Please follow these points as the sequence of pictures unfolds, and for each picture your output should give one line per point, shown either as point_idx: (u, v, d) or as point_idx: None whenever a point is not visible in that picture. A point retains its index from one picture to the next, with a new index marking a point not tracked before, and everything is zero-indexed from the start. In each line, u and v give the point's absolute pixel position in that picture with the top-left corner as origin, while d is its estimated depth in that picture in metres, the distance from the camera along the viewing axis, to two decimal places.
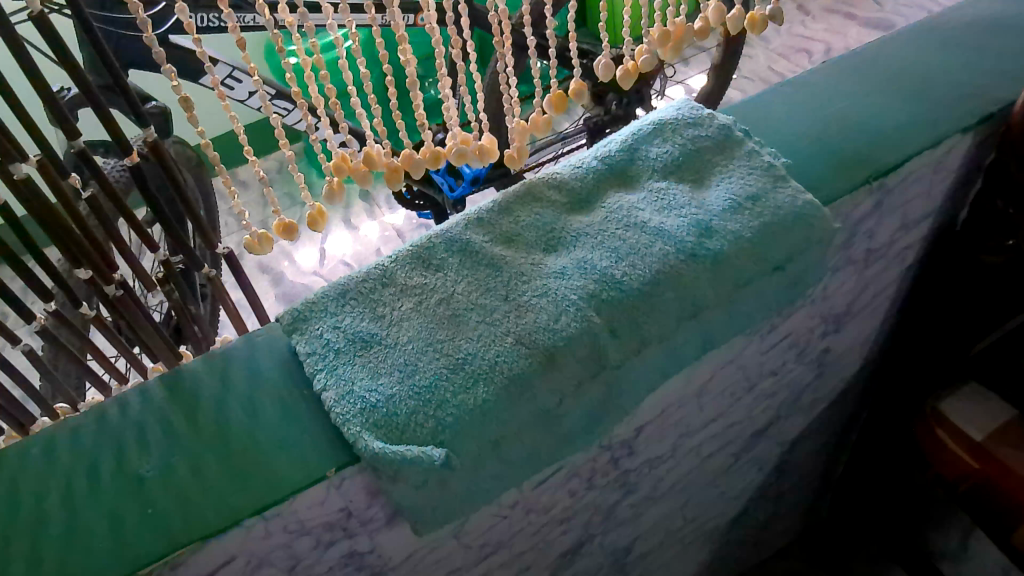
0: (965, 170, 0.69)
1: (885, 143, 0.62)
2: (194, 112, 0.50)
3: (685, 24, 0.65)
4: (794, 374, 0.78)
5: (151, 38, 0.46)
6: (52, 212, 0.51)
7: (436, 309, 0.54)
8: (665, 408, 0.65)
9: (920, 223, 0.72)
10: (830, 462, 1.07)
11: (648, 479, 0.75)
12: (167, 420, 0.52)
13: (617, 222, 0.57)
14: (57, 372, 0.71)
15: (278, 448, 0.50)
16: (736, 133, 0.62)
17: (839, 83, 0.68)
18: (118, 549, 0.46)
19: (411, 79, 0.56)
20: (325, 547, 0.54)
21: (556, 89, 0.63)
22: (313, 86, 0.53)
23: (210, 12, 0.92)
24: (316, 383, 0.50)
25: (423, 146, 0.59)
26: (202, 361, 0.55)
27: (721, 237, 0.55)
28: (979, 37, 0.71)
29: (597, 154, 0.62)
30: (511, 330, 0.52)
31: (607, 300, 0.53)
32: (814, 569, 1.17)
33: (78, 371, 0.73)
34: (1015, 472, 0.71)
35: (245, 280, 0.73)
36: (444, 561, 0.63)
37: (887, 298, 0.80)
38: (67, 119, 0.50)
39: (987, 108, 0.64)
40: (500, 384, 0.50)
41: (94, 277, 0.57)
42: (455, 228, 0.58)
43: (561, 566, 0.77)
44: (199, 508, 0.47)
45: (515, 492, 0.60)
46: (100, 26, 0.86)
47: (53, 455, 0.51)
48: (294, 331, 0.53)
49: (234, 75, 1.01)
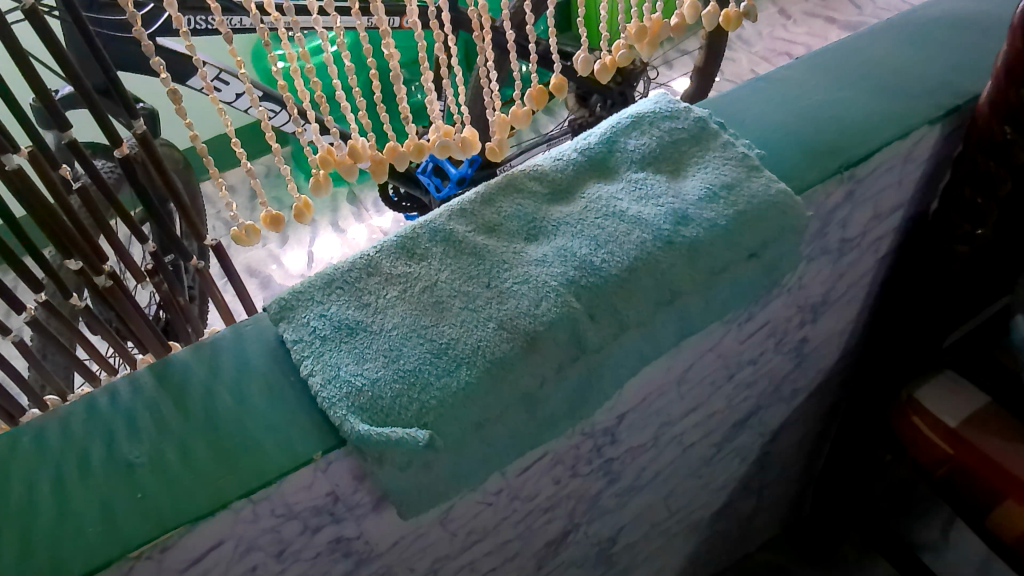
0: (935, 161, 0.72)
1: (856, 135, 0.64)
2: (182, 105, 0.50)
3: (662, 21, 0.67)
4: (773, 363, 0.80)
5: (140, 33, 0.47)
6: (46, 207, 0.52)
7: (420, 297, 0.55)
8: (646, 396, 0.67)
9: (891, 214, 0.74)
10: (812, 455, 1.09)
11: (632, 469, 0.76)
12: (156, 407, 0.53)
13: (596, 212, 0.59)
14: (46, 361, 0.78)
15: (265, 434, 0.51)
16: (711, 126, 0.64)
17: (811, 77, 0.70)
18: (108, 531, 0.47)
19: (395, 73, 0.55)
20: (312, 532, 0.55)
21: (534, 83, 0.65)
22: (298, 79, 0.53)
23: (198, 14, 0.93)
24: (302, 369, 0.51)
25: (407, 139, 0.61)
26: (190, 351, 0.56)
27: (697, 225, 0.57)
28: (945, 32, 0.73)
29: (577, 146, 0.64)
30: (493, 316, 0.53)
31: (586, 286, 0.54)
32: (797, 563, 1.18)
33: (66, 362, 0.77)
34: (985, 451, 0.74)
35: (234, 275, 0.74)
36: (431, 549, 0.64)
37: (863, 290, 0.82)
38: (60, 114, 0.51)
39: (953, 100, 0.66)
40: (482, 368, 0.51)
41: (84, 269, 0.58)
42: (439, 219, 0.59)
43: (546, 556, 0.78)
44: (187, 493, 0.48)
45: (500, 478, 0.62)
46: (95, 29, 0.88)
47: (44, 444, 0.52)
48: (281, 320, 0.54)
49: (222, 76, 1.02)
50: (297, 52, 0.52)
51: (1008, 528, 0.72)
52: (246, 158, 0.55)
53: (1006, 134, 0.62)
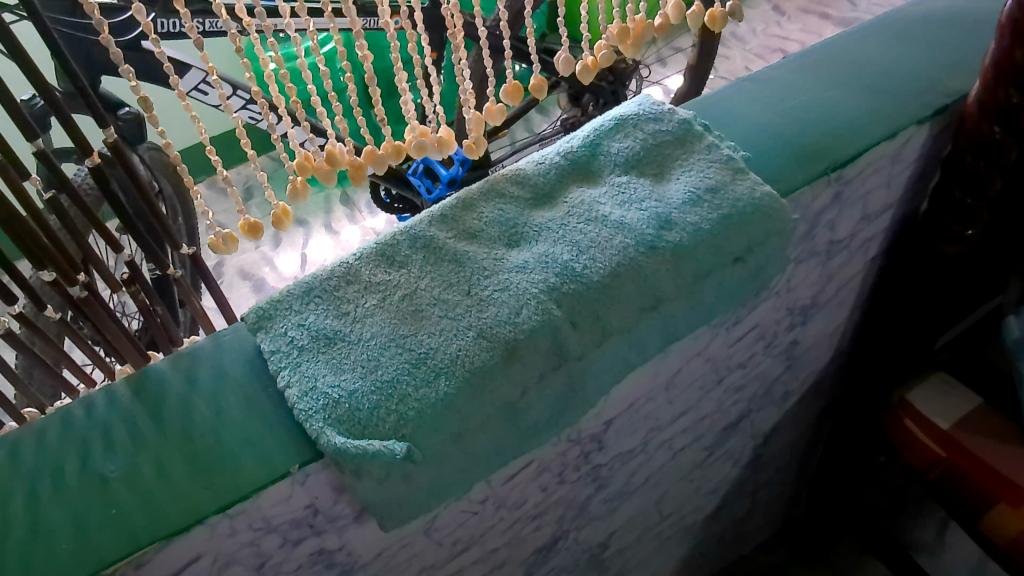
0: (924, 160, 0.71)
1: (843, 136, 0.63)
2: (154, 113, 0.49)
3: (645, 21, 0.66)
4: (763, 366, 0.79)
5: (107, 40, 0.45)
6: (18, 219, 0.51)
7: (399, 305, 0.54)
8: (634, 402, 0.66)
9: (882, 214, 0.73)
10: (806, 457, 1.09)
11: (620, 475, 0.75)
12: (131, 419, 0.52)
13: (578, 216, 0.58)
14: (31, 382, 0.78)
15: (241, 447, 0.50)
16: (696, 128, 0.63)
17: (798, 77, 0.69)
18: (82, 549, 0.46)
19: (369, 75, 0.53)
20: (292, 545, 0.54)
21: (511, 80, 0.63)
22: (272, 86, 0.52)
23: (169, 17, 0.92)
24: (279, 381, 0.50)
25: (383, 141, 0.60)
26: (167, 361, 0.55)
27: (680, 229, 0.56)
28: (933, 30, 0.72)
29: (560, 150, 0.63)
30: (472, 324, 0.52)
31: (568, 292, 0.53)
32: (792, 565, 1.17)
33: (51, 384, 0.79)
34: (980, 455, 0.73)
35: (214, 285, 0.72)
36: (416, 559, 0.63)
37: (852, 292, 0.81)
38: (27, 122, 0.50)
39: (941, 99, 0.65)
40: (461, 378, 0.50)
41: (58, 279, 0.57)
42: (420, 226, 0.59)
43: (536, 563, 0.78)
44: (163, 508, 0.47)
45: (486, 486, 0.61)
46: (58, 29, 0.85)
47: (17, 460, 0.51)
48: (258, 329, 0.53)
49: (201, 87, 1.02)
50: (270, 56, 0.51)
51: (1003, 530, 0.71)
52: (221, 166, 0.54)
53: (995, 134, 0.61)
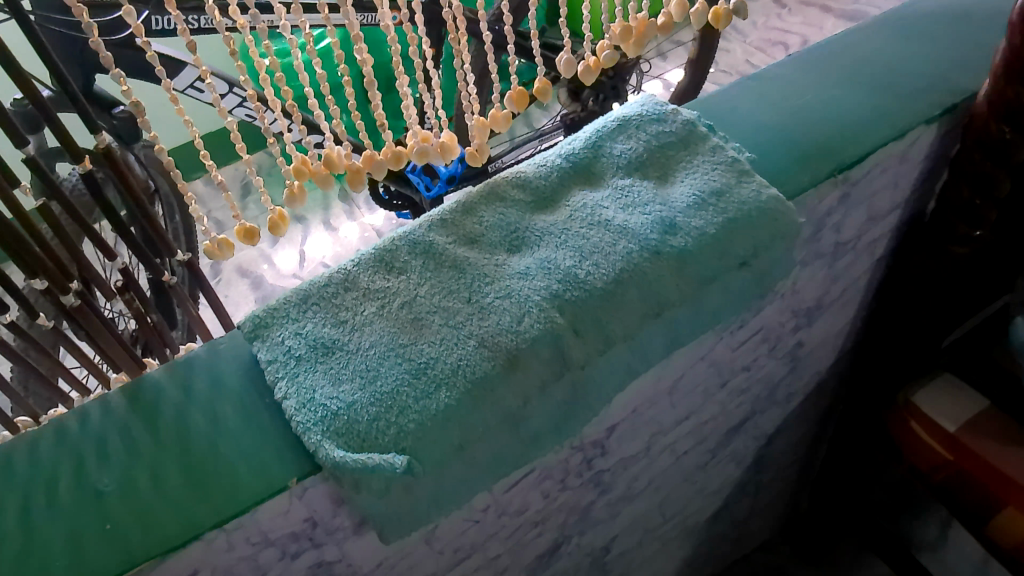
0: (932, 159, 0.69)
1: (849, 136, 0.62)
2: (146, 117, 0.48)
3: (648, 19, 0.64)
4: (767, 368, 0.78)
5: (96, 42, 0.44)
6: (8, 227, 0.50)
7: (398, 313, 0.53)
8: (637, 407, 0.65)
9: (888, 215, 0.72)
10: (808, 457, 1.08)
11: (622, 479, 0.74)
12: (127, 431, 0.51)
13: (581, 221, 0.57)
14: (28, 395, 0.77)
15: (239, 459, 0.49)
16: (699, 129, 0.62)
17: (804, 76, 0.68)
18: (76, 566, 0.45)
19: (368, 79, 0.52)
20: (291, 557, 0.53)
21: (513, 85, 0.62)
22: (268, 87, 0.50)
23: (158, 14, 0.90)
24: (276, 392, 0.49)
25: (383, 146, 0.58)
26: (164, 371, 0.54)
27: (685, 234, 0.55)
28: (940, 26, 0.71)
29: (562, 152, 0.62)
30: (472, 333, 0.51)
31: (570, 299, 0.52)
32: (794, 564, 1.17)
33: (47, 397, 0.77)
34: (986, 458, 0.72)
35: (209, 290, 0.71)
36: (417, 568, 0.62)
37: (858, 292, 0.80)
38: (14, 127, 0.49)
39: (949, 99, 0.64)
40: (462, 389, 0.49)
41: (51, 287, 0.56)
42: (419, 230, 0.57)
43: (538, 568, 0.77)
44: (158, 523, 0.46)
45: (487, 495, 0.60)
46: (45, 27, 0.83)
47: (10, 473, 0.50)
48: (255, 338, 0.52)
49: (196, 86, 1.01)
50: (265, 58, 0.49)
51: (1011, 535, 0.70)
52: (215, 169, 0.51)
53: (1005, 134, 0.60)
